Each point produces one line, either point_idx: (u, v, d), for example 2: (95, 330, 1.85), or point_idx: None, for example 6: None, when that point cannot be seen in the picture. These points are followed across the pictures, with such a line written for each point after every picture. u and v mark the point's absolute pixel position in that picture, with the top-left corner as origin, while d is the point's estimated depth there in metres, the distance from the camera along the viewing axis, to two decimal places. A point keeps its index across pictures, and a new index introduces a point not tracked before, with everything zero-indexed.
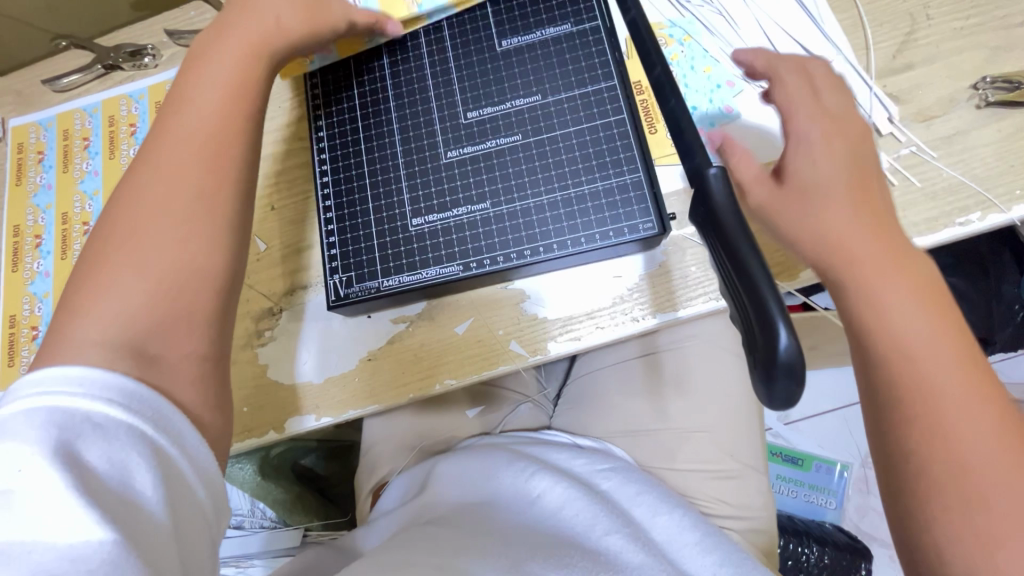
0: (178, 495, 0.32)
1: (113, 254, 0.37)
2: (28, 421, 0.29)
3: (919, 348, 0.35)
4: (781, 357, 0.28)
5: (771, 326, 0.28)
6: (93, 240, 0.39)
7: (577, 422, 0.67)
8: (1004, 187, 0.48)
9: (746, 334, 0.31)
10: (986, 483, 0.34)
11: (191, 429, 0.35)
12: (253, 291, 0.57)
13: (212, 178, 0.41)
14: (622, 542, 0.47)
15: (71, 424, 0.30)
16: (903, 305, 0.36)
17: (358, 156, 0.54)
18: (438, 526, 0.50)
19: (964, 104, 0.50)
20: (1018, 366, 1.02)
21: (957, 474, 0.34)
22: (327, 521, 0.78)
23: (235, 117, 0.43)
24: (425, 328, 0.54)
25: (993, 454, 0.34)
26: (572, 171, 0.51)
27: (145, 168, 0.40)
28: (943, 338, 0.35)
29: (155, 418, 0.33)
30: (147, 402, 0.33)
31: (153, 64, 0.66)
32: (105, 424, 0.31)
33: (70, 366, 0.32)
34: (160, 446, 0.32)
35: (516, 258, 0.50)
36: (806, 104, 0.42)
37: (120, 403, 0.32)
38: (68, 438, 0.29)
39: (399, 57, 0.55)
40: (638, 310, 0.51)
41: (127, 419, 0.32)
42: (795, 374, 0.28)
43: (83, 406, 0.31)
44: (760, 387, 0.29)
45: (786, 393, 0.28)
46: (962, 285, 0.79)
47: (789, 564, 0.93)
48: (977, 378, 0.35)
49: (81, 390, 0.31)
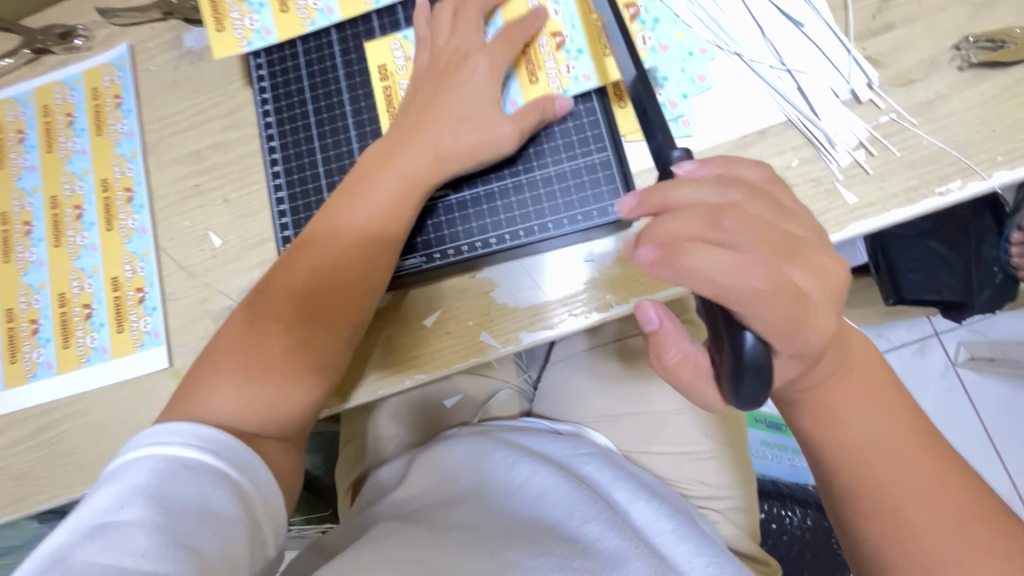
0: (230, 521, 0.38)
1: (250, 353, 0.45)
2: (146, 463, 0.38)
3: (837, 392, 0.39)
4: (747, 355, 0.31)
5: (735, 328, 0.31)
6: (246, 326, 0.46)
7: (557, 408, 0.66)
8: (985, 153, 0.46)
9: (712, 338, 0.34)
10: (914, 487, 0.37)
11: (265, 475, 0.42)
12: (213, 289, 0.55)
13: (336, 297, 0.46)
14: (600, 529, 0.45)
15: (168, 471, 0.38)
16: (844, 376, 0.39)
17: (313, 156, 0.54)
18: (411, 523, 0.48)
19: (946, 67, 0.48)
20: (992, 325, 1.04)
21: (886, 483, 0.38)
22: (310, 515, 0.81)
23: (380, 237, 0.47)
24: (390, 321, 0.51)
25: (915, 465, 0.38)
26: (537, 154, 0.50)
27: (297, 273, 0.47)
28: (857, 377, 0.40)
29: (236, 463, 0.41)
30: (230, 445, 0.41)
31: (85, 47, 0.61)
32: (194, 469, 0.39)
33: (184, 422, 0.41)
34: (217, 497, 0.38)
35: (481, 247, 0.50)
36: (790, 315, 0.31)
37: (206, 449, 0.40)
38: (163, 484, 0.37)
39: (495, 169, 0.50)
40: (608, 297, 0.49)
41: (211, 461, 0.40)
42: (762, 370, 0.31)
43: (186, 452, 0.39)
44: (729, 389, 0.32)
45: (754, 392, 0.31)
46: (941, 249, 0.78)
47: (772, 527, 0.97)
48: (889, 409, 0.39)
49: (185, 441, 0.40)
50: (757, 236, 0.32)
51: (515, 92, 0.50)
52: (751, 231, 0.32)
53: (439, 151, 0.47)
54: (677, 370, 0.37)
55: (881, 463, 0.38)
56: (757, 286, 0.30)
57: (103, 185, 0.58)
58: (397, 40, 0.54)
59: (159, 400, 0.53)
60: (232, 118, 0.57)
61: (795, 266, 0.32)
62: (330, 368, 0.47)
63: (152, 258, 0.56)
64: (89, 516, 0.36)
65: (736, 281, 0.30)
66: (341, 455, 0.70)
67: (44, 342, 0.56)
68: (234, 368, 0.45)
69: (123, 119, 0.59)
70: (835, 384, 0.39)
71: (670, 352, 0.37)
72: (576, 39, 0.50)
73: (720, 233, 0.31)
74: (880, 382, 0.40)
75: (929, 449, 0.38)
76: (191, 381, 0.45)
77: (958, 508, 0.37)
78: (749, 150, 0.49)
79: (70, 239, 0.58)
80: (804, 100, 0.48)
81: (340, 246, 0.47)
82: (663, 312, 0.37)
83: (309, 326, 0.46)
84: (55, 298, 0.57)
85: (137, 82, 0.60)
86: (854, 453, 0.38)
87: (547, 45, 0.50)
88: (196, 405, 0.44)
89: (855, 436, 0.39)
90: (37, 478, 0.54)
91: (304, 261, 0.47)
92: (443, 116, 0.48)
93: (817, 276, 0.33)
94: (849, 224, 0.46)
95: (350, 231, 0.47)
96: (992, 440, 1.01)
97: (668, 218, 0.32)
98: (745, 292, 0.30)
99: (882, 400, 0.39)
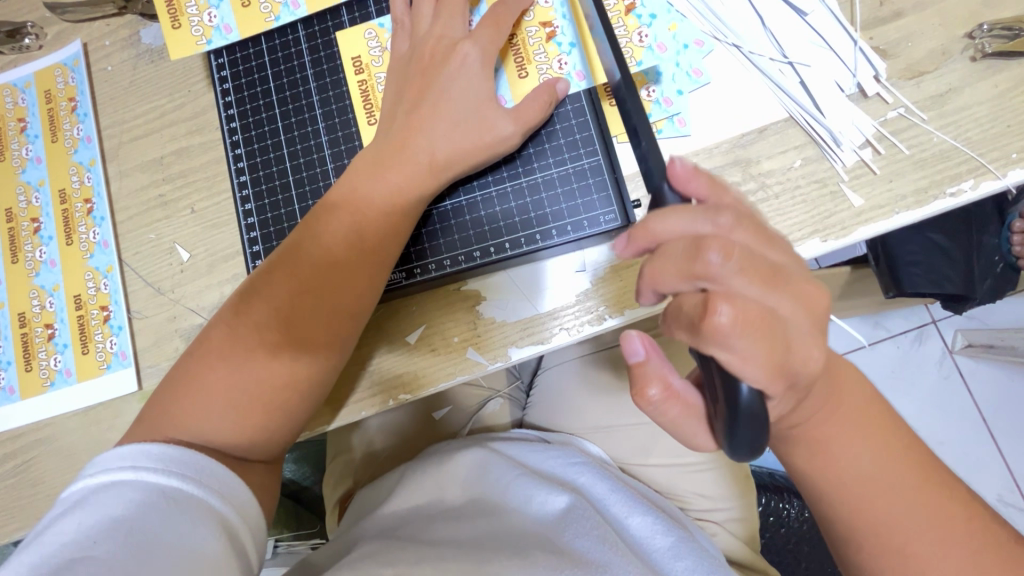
0: (210, 559, 0.34)
1: (221, 377, 0.41)
2: (119, 491, 0.35)
3: (841, 422, 0.37)
4: (742, 402, 0.28)
5: (728, 375, 0.29)
6: (219, 349, 0.42)
7: (550, 419, 0.64)
8: (1000, 150, 0.43)
9: (707, 385, 0.32)
10: (920, 516, 0.36)
11: (250, 502, 0.40)
12: (182, 306, 0.51)
13: (318, 318, 0.42)
14: (590, 544, 0.43)
15: (145, 502, 0.35)
16: (848, 403, 0.37)
17: (282, 165, 0.51)
18: (394, 538, 0.46)
19: (959, 57, 0.44)
20: (989, 313, 1.02)
21: (891, 512, 0.36)
22: (300, 531, 0.79)
23: (363, 249, 0.43)
24: (373, 339, 0.48)
25: (921, 492, 0.36)
26: (523, 160, 0.47)
27: (271, 291, 0.43)
28: (862, 403, 0.37)
29: (220, 490, 0.38)
30: (213, 471, 0.38)
31: (36, 46, 0.57)
32: (174, 498, 0.36)
33: (161, 444, 0.38)
34: (197, 529, 0.35)
35: (465, 261, 0.47)
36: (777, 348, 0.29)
37: (187, 477, 0.37)
38: (138, 515, 0.34)
39: (478, 176, 0.47)
40: (602, 308, 0.46)
41: (192, 491, 0.37)
42: (757, 419, 0.29)
43: (164, 480, 0.36)
44: (725, 438, 0.30)
45: (751, 444, 0.29)
46: (943, 240, 0.74)
47: (771, 520, 0.91)
48: (891, 435, 0.37)
49: (163, 467, 0.37)
50: (740, 264, 0.29)
51: (505, 88, 0.47)
52: (734, 258, 0.29)
53: (435, 161, 0.44)
54: (673, 410, 0.35)
55: (887, 493, 0.36)
56: (737, 325, 0.28)
57: (61, 196, 0.54)
58: (371, 29, 0.50)
59: (128, 424, 0.51)
60: (197, 122, 0.53)
61: (778, 294, 0.29)
62: (311, 394, 0.43)
63: (115, 273, 0.52)
64: (57, 551, 0.33)
65: (710, 322, 0.28)
66: (329, 470, 0.68)
67: (6, 364, 0.53)
68: (205, 395, 0.41)
69: (79, 124, 0.55)
70: (838, 414, 0.37)
71: (655, 391, 0.35)
72: (568, 30, 0.47)
73: (703, 269, 0.29)
74: (885, 405, 0.38)
75: (934, 474, 0.37)
76: (166, 392, 0.42)
77: (963, 533, 0.35)
78: (750, 149, 0.46)
79: (27, 253, 0.54)
80: (807, 95, 0.45)
81: (331, 260, 0.43)
82: (650, 344, 0.35)
83: (287, 349, 0.42)
84: (15, 318, 0.54)
85: (92, 83, 0.56)
86: (856, 481, 0.36)
87: (536, 36, 0.47)
88: (173, 422, 0.40)
89: (858, 463, 0.37)
90: (3, 510, 0.51)
91: (291, 273, 0.43)
92: (434, 123, 0.44)
93: (786, 315, 0.31)
94: (855, 229, 0.44)
95: (341, 243, 0.43)
96: (989, 429, 1.00)
97: (649, 261, 0.32)
98: (721, 332, 0.28)
99: (883, 422, 0.38)
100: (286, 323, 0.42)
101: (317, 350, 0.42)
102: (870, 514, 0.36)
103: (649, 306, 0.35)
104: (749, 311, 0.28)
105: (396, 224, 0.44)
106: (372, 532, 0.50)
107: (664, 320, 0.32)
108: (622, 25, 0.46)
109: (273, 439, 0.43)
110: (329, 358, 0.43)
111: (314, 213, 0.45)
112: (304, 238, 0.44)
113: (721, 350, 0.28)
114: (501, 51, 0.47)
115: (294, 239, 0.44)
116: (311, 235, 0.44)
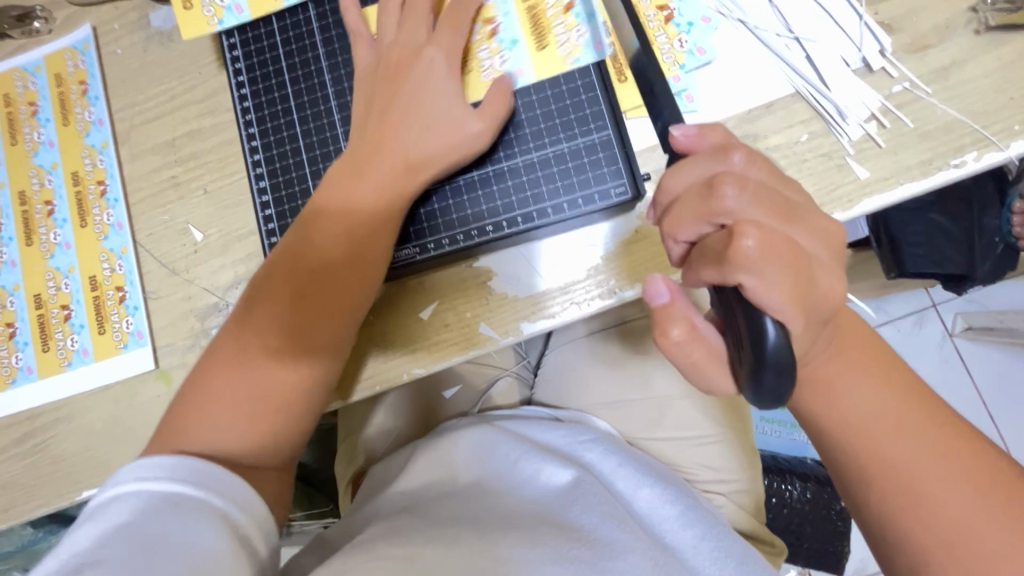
0: (216, 558, 0.34)
1: (244, 366, 0.42)
2: (125, 501, 0.36)
3: (852, 396, 0.38)
4: (770, 348, 0.30)
5: (759, 323, 0.31)
6: (243, 332, 0.43)
7: (559, 396, 0.65)
8: (1003, 122, 0.44)
9: (731, 334, 0.34)
10: (937, 485, 0.36)
11: (257, 501, 0.39)
12: (196, 286, 0.52)
13: (339, 302, 0.43)
14: (598, 519, 0.44)
15: (151, 510, 0.35)
16: (850, 380, 0.38)
17: (295, 143, 0.51)
18: (414, 514, 0.46)
19: (963, 31, 0.45)
20: (989, 296, 1.03)
21: (912, 487, 0.36)
22: (311, 511, 0.80)
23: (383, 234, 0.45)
24: (389, 315, 0.49)
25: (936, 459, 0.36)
26: (533, 135, 0.47)
27: (293, 272, 0.44)
28: (873, 384, 0.38)
29: (222, 492, 0.38)
30: (216, 476, 0.38)
31: (45, 30, 0.57)
32: (179, 501, 0.36)
33: (161, 455, 0.38)
34: (201, 527, 0.35)
35: (477, 235, 0.47)
36: (795, 265, 0.31)
37: (189, 481, 0.37)
38: (144, 521, 0.35)
39: (489, 150, 0.48)
40: (613, 282, 0.47)
41: (196, 494, 0.37)
42: (782, 368, 0.30)
43: (168, 486, 0.37)
44: (749, 387, 0.32)
45: (773, 393, 0.31)
46: (944, 221, 0.75)
47: (773, 501, 0.90)
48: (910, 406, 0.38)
49: (165, 475, 0.37)
50: (755, 196, 0.32)
51: (523, 59, 0.48)
52: (748, 190, 0.32)
53: (449, 138, 0.45)
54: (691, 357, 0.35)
55: (913, 468, 0.36)
56: (761, 249, 0.30)
57: (74, 179, 0.55)
58: None
59: (145, 403, 0.51)
60: (208, 103, 0.54)
61: (797, 228, 0.33)
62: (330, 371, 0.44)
63: (130, 255, 0.53)
64: (67, 561, 0.34)
65: (737, 244, 0.30)
66: (340, 450, 0.69)
67: (22, 346, 0.54)
68: (230, 376, 0.42)
69: (90, 108, 0.55)
70: (841, 390, 0.38)
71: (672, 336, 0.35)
72: (509, 27, 0.48)
73: (717, 204, 0.32)
74: (892, 371, 0.39)
75: (953, 441, 0.37)
76: (182, 400, 0.43)
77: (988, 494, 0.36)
78: (757, 124, 0.46)
79: (41, 236, 0.55)
80: (813, 70, 0.46)
81: (330, 263, 0.44)
82: (673, 286, 0.35)
83: (309, 330, 0.43)
84: (31, 300, 0.54)
85: (103, 66, 0.56)
86: (874, 445, 0.37)
87: (555, 9, 0.48)
88: (201, 409, 0.42)
89: (875, 426, 0.37)
90: (20, 489, 0.51)
91: (294, 270, 0.44)
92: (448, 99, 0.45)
93: (821, 242, 0.34)
94: (861, 200, 0.44)
95: (358, 226, 0.44)
96: (988, 410, 1.01)
97: (668, 213, 0.35)
98: (749, 256, 0.30)
99: (898, 392, 0.38)
100: (306, 305, 0.43)
101: (337, 332, 0.43)
102: (891, 482, 0.37)
103: (677, 261, 0.37)
104: (774, 238, 0.31)
105: (390, 224, 0.45)
106: (388, 509, 0.50)
107: (691, 265, 0.34)
108: (662, 34, 0.47)
109: (301, 411, 0.43)
110: (337, 350, 0.44)
111: (332, 192, 0.45)
112: (324, 222, 0.45)
113: (748, 275, 0.30)
114: (522, 25, 0.48)
115: (311, 223, 0.45)
116: (330, 220, 0.45)
